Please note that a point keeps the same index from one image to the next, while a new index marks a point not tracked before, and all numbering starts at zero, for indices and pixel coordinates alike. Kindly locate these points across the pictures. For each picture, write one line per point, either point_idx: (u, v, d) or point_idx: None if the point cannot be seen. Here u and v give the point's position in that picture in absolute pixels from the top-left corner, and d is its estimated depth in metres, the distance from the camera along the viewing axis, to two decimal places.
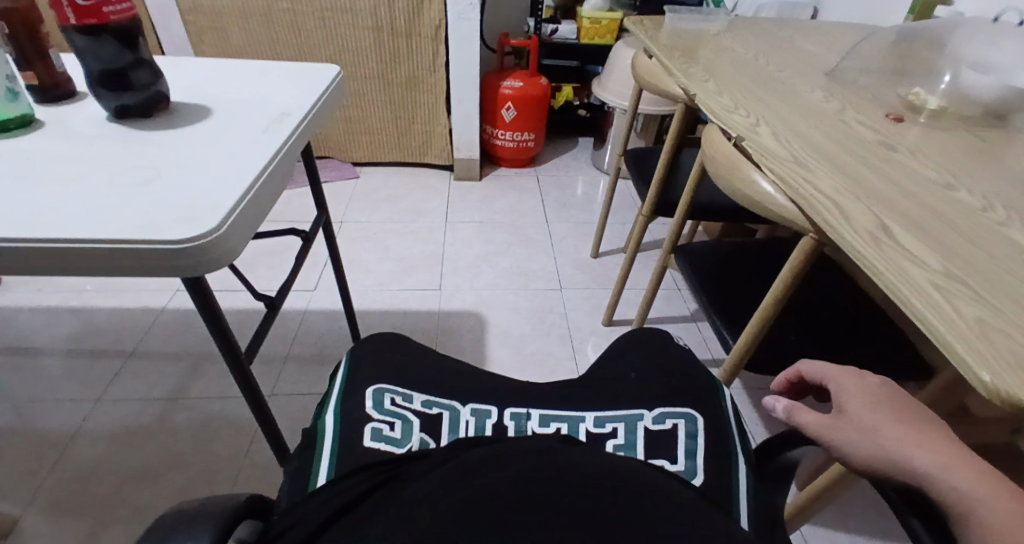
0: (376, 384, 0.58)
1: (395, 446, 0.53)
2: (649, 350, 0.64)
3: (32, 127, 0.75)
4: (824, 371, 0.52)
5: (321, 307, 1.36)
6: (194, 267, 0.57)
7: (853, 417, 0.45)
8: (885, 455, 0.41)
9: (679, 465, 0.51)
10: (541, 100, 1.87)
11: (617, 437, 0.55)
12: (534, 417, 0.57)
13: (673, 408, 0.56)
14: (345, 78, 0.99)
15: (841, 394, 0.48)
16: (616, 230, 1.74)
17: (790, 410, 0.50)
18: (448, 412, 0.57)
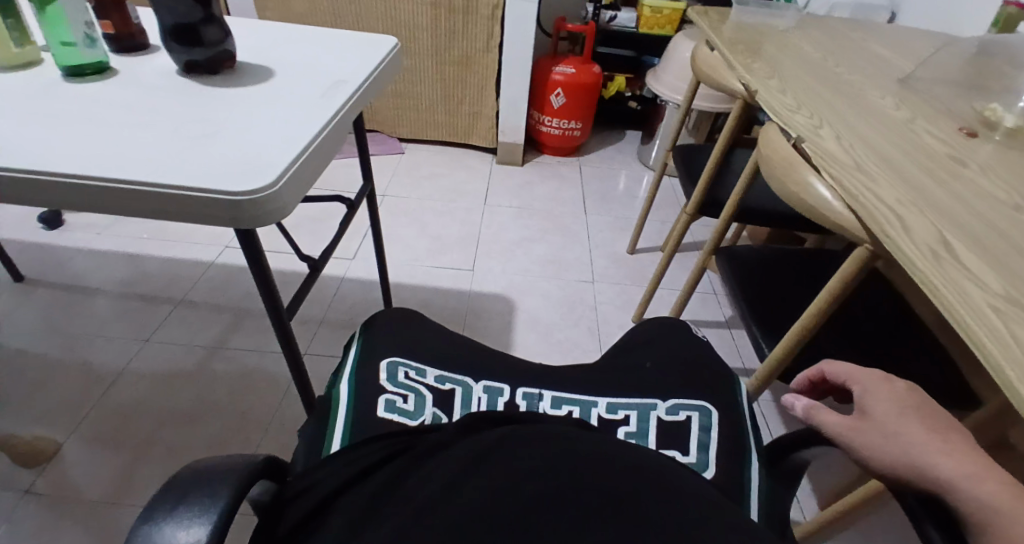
0: (391, 356, 0.59)
1: (408, 418, 0.53)
2: (669, 340, 0.63)
3: (106, 74, 0.78)
4: (848, 372, 0.50)
5: (358, 276, 1.39)
6: (249, 220, 0.58)
7: (877, 422, 0.43)
8: (910, 461, 0.39)
9: (691, 457, 0.51)
10: (592, 89, 1.84)
11: (629, 424, 0.54)
12: (546, 399, 0.57)
13: (687, 400, 0.55)
14: (402, 51, 0.99)
15: (865, 396, 0.46)
16: (655, 228, 1.71)
17: (811, 411, 0.48)
18: (461, 389, 0.58)
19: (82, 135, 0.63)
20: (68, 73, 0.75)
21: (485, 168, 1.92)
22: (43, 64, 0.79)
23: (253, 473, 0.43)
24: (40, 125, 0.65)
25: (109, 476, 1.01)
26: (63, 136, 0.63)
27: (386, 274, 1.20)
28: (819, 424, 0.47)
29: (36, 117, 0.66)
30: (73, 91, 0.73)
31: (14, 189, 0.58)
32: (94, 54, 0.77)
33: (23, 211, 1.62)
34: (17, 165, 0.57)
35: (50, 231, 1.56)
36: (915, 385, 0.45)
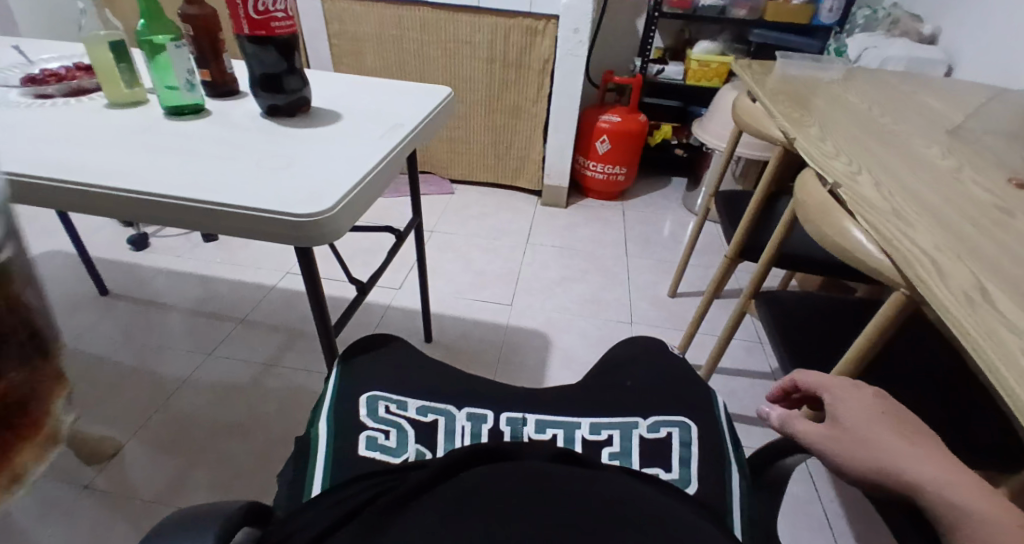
0: (372, 392, 0.60)
1: (389, 455, 0.53)
2: (653, 362, 0.64)
3: (201, 114, 0.92)
4: (816, 381, 0.53)
5: (403, 304, 1.46)
6: (310, 238, 0.66)
7: (848, 427, 0.46)
8: (883, 468, 0.42)
9: (673, 473, 0.51)
10: (637, 137, 1.90)
11: (613, 444, 0.55)
12: (530, 423, 0.58)
13: (667, 417, 0.57)
14: (455, 99, 1.09)
15: (835, 402, 0.49)
16: (698, 273, 1.71)
17: (785, 420, 0.51)
18: (444, 418, 0.58)
19: (164, 165, 0.74)
20: (171, 113, 0.89)
21: (531, 210, 1.99)
22: (147, 103, 0.94)
23: (237, 518, 0.40)
24: (140, 154, 0.76)
25: (163, 477, 1.09)
26: (148, 163, 0.74)
27: (428, 305, 1.26)
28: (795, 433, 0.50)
29: (141, 151, 0.77)
30: (171, 127, 0.86)
31: (121, 207, 0.68)
32: (193, 96, 0.91)
33: (116, 234, 1.81)
34: (118, 185, 0.67)
35: (137, 253, 1.74)
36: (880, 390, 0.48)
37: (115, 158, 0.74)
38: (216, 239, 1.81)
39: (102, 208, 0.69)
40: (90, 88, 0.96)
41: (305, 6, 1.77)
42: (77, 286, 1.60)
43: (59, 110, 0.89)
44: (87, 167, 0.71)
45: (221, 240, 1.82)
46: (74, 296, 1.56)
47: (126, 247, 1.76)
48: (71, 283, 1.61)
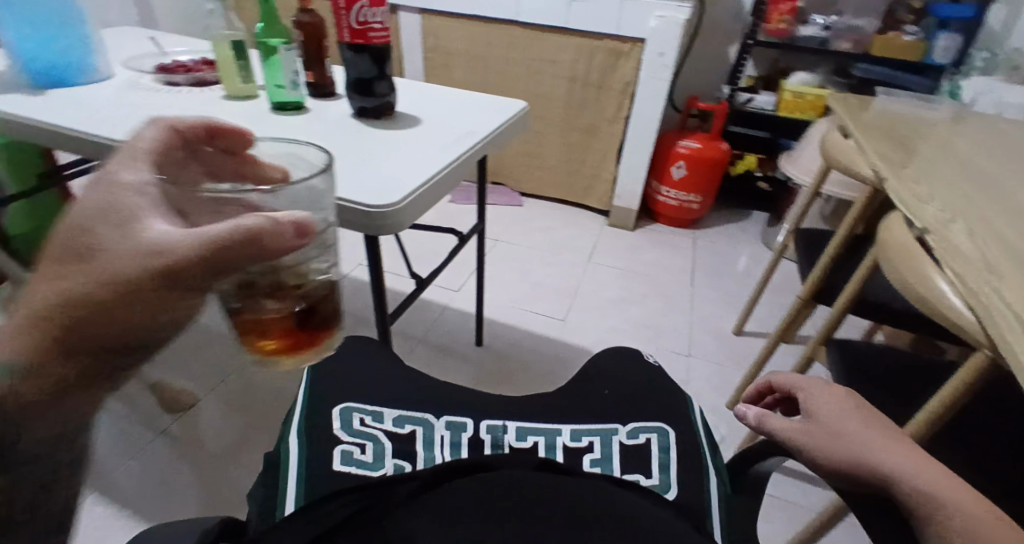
0: (344, 403, 0.56)
1: (367, 470, 0.50)
2: (617, 368, 0.65)
3: (301, 111, 1.02)
4: (793, 380, 0.57)
5: (460, 307, 1.50)
6: (377, 228, 0.72)
7: (826, 423, 0.49)
8: (862, 462, 0.44)
9: (654, 479, 0.51)
10: (717, 164, 1.85)
11: (593, 451, 0.55)
12: (510, 432, 0.56)
13: (645, 423, 0.57)
14: (528, 115, 1.12)
15: (809, 400, 0.52)
16: (768, 312, 1.62)
17: (762, 418, 0.54)
18: (423, 428, 0.56)
19: None
20: (276, 108, 1.01)
21: (597, 229, 1.98)
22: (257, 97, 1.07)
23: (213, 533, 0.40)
24: None
25: (227, 436, 1.19)
26: None
27: (483, 310, 1.29)
28: (771, 430, 0.52)
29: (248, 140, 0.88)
30: (273, 121, 0.97)
31: None
32: (296, 94, 1.02)
33: None
34: None
35: None
36: (851, 390, 0.52)
37: None
38: None
39: None
40: (210, 80, 1.11)
41: (405, 20, 1.89)
42: None
43: (189, 98, 1.04)
44: None
45: None
46: None
47: None
48: None
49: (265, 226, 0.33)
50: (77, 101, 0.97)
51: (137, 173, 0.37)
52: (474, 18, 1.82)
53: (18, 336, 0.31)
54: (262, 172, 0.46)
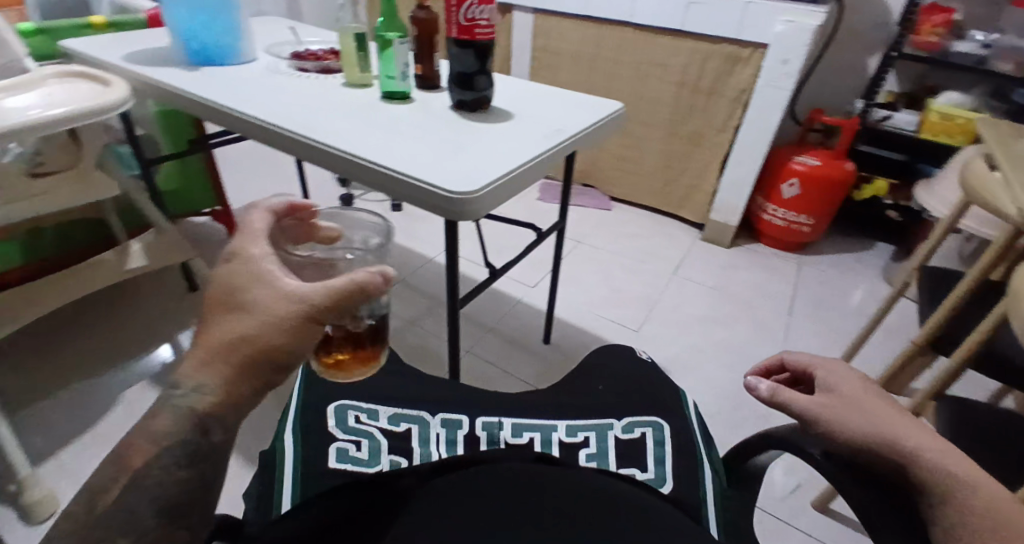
0: (340, 402, 0.62)
1: (362, 465, 0.56)
2: (612, 366, 0.71)
3: (406, 101, 1.10)
4: (812, 359, 0.55)
5: (533, 303, 1.52)
6: (456, 213, 0.78)
7: (850, 399, 0.47)
8: (883, 437, 0.43)
9: (649, 472, 0.57)
10: (836, 185, 1.68)
11: (588, 445, 0.60)
12: (506, 428, 0.61)
13: (640, 418, 0.63)
14: (625, 115, 1.11)
15: (829, 378, 0.51)
16: (875, 355, 1.44)
17: (777, 390, 0.50)
18: (418, 426, 0.61)
19: (357, 133, 0.93)
20: (385, 97, 1.10)
21: (690, 242, 1.89)
22: (372, 86, 1.16)
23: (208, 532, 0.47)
24: (351, 126, 0.95)
25: None
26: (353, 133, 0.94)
27: (555, 308, 1.29)
28: (788, 403, 0.49)
29: (358, 123, 0.98)
30: (380, 109, 1.05)
31: (339, 165, 0.88)
32: (404, 85, 1.09)
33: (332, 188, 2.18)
34: (334, 143, 0.89)
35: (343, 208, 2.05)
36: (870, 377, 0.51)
37: (333, 127, 0.95)
38: (401, 209, 2.07)
39: (323, 160, 0.91)
40: (334, 69, 1.22)
41: (519, 18, 1.93)
42: None
43: (314, 83, 1.15)
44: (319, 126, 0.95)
45: (404, 211, 2.07)
46: None
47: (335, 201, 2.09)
48: None
49: (369, 282, 0.41)
50: (223, 80, 1.11)
51: (261, 246, 0.43)
52: (586, 18, 1.81)
53: (217, 373, 0.39)
54: (325, 233, 0.51)
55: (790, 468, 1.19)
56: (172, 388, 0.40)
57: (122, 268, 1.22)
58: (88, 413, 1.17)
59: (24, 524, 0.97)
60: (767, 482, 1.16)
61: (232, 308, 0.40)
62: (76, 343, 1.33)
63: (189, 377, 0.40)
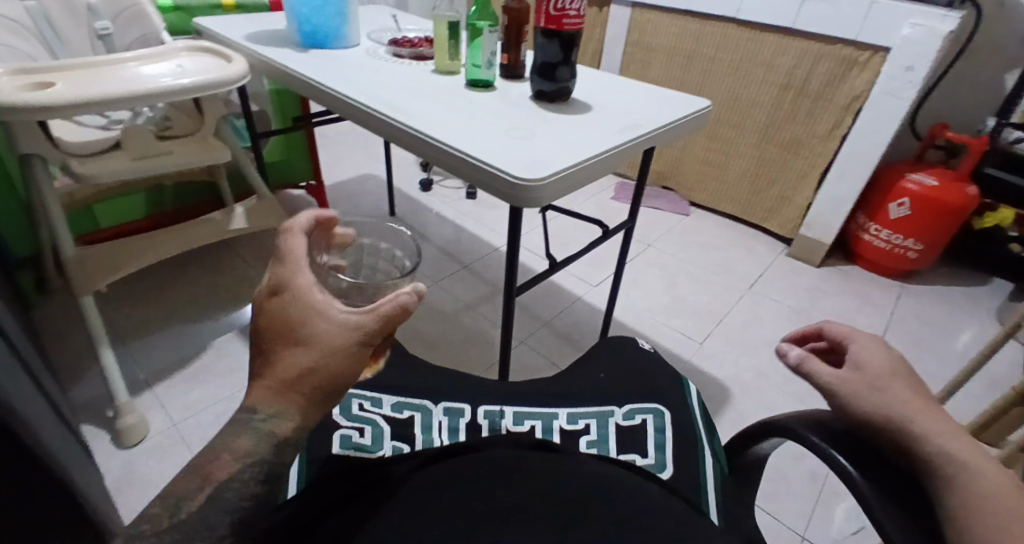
0: (342, 389, 0.62)
1: (366, 452, 0.56)
2: (618, 356, 0.71)
3: (489, 89, 1.12)
4: (845, 331, 0.55)
5: (592, 301, 1.50)
6: (519, 199, 0.79)
7: (869, 376, 0.48)
8: (889, 418, 0.46)
9: (649, 458, 0.59)
10: (954, 211, 1.50)
11: (589, 433, 0.61)
12: (508, 417, 0.61)
13: (639, 405, 0.63)
14: (710, 114, 1.06)
15: (859, 352, 0.51)
16: (977, 404, 1.28)
17: (805, 359, 0.53)
18: (419, 414, 0.61)
19: (433, 116, 0.97)
20: (469, 85, 1.13)
21: (772, 257, 1.77)
22: (457, 74, 1.20)
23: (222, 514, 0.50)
24: (432, 110, 1.00)
25: None
26: (429, 114, 0.98)
27: (612, 308, 1.27)
28: (813, 373, 0.52)
29: (436, 107, 1.02)
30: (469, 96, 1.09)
31: (417, 146, 0.93)
32: (488, 74, 1.12)
33: (414, 172, 2.27)
34: (413, 125, 0.93)
35: (421, 192, 2.13)
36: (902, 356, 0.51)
37: (415, 110, 0.99)
38: (475, 197, 2.12)
39: (403, 141, 0.96)
40: (427, 56, 1.27)
41: (617, 13, 1.90)
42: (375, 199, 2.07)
43: (406, 68, 1.21)
44: (400, 109, 1.00)
45: (478, 199, 2.12)
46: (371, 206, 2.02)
47: (416, 184, 2.18)
48: (374, 196, 2.08)
49: (408, 304, 0.43)
50: (329, 60, 1.21)
51: (305, 273, 0.44)
52: (687, 13, 1.74)
53: (277, 398, 0.41)
54: (342, 239, 0.51)
55: (852, 510, 1.09)
56: (246, 414, 0.41)
57: (225, 228, 1.36)
58: (180, 354, 1.32)
59: (116, 445, 1.10)
60: (822, 521, 1.06)
61: (291, 342, 0.41)
62: (176, 292, 1.49)
63: (260, 409, 0.41)
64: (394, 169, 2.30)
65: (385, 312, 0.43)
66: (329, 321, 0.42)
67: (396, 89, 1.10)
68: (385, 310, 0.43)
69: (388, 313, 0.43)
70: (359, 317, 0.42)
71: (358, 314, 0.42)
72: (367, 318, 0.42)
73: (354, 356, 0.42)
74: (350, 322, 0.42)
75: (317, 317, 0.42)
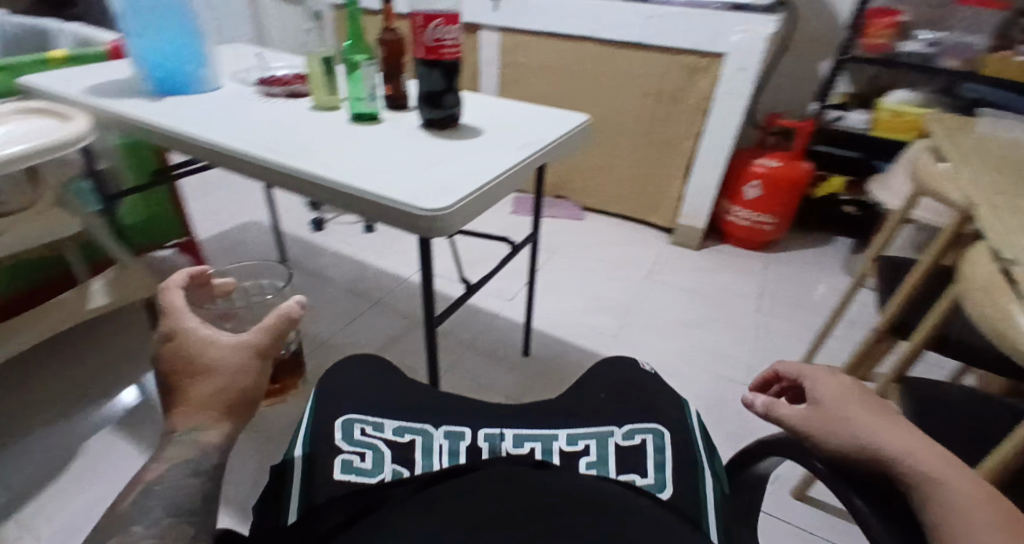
0: (347, 416, 0.65)
1: (367, 474, 0.57)
2: (616, 375, 0.74)
3: (376, 121, 1.10)
4: (799, 367, 0.55)
5: (510, 316, 1.53)
6: (428, 230, 0.79)
7: (826, 410, 0.47)
8: (858, 442, 0.43)
9: (649, 477, 0.58)
10: (795, 184, 1.75)
11: (588, 453, 0.62)
12: (506, 439, 0.64)
13: (640, 425, 0.65)
14: (590, 126, 1.14)
15: (814, 385, 0.51)
16: (843, 346, 1.50)
17: (769, 405, 0.52)
18: (420, 437, 0.63)
19: (322, 155, 0.93)
20: (353, 118, 1.10)
21: (660, 247, 1.94)
22: (339, 108, 1.17)
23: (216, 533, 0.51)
24: (319, 150, 0.95)
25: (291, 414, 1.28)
26: (318, 154, 0.94)
27: (532, 320, 1.31)
28: (779, 417, 0.50)
29: (321, 146, 0.98)
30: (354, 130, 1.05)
31: (309, 189, 0.89)
32: (372, 107, 1.10)
33: (302, 213, 2.16)
34: (303, 168, 0.89)
35: (314, 233, 2.03)
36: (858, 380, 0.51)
37: (301, 151, 0.95)
38: (373, 230, 2.07)
39: (293, 185, 0.90)
40: (303, 93, 1.22)
41: (486, 36, 1.97)
42: (264, 247, 1.93)
43: (281, 108, 1.15)
44: (285, 151, 0.94)
45: (377, 231, 2.07)
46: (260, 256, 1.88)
47: (306, 226, 2.07)
48: (262, 245, 1.94)
49: (291, 313, 0.51)
50: (194, 108, 1.11)
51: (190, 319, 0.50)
52: (551, 35, 1.86)
53: (192, 422, 0.44)
54: None
55: None
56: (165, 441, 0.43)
57: (81, 309, 1.19)
58: (51, 462, 1.12)
59: None
60: None
61: (194, 369, 0.46)
62: (34, 391, 1.27)
63: (178, 430, 0.44)
64: (281, 213, 2.16)
65: (273, 323, 0.50)
66: (224, 344, 0.48)
67: (272, 128, 1.06)
68: (271, 322, 0.50)
69: (274, 325, 0.50)
70: (250, 336, 0.49)
71: (249, 332, 0.49)
72: (257, 333, 0.49)
73: (256, 370, 0.48)
74: (244, 340, 0.49)
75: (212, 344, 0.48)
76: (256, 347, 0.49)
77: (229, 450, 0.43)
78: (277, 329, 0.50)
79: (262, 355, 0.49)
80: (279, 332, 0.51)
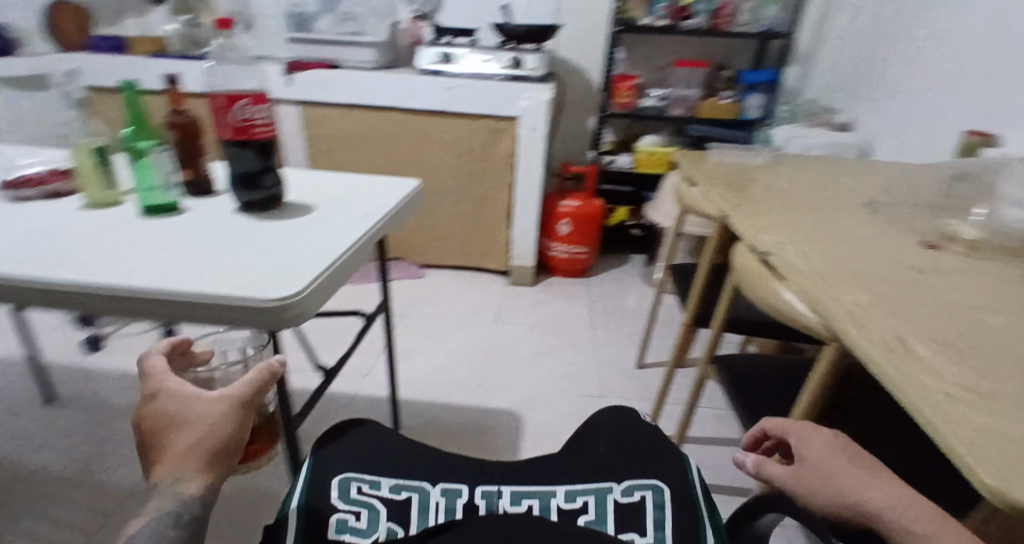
0: (345, 473, 0.63)
1: (362, 535, 0.57)
2: (616, 425, 0.73)
3: (175, 211, 0.97)
4: (787, 425, 0.59)
5: (369, 393, 1.45)
6: (274, 322, 0.70)
7: (813, 466, 0.52)
8: (847, 501, 0.47)
9: (648, 537, 0.58)
10: (595, 219, 2.05)
11: (588, 510, 0.62)
12: (505, 496, 0.64)
13: (641, 481, 0.64)
14: (422, 190, 1.19)
15: (801, 443, 0.55)
16: (663, 343, 1.77)
17: (761, 463, 0.56)
18: (418, 494, 0.63)
19: (115, 259, 0.78)
20: (144, 211, 0.95)
21: (497, 290, 2.05)
22: (120, 203, 1.00)
23: None
24: (110, 253, 0.80)
25: None
26: (107, 259, 0.79)
27: (395, 390, 1.26)
28: (770, 476, 0.54)
29: (111, 249, 0.82)
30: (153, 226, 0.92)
31: (97, 303, 0.73)
32: (168, 197, 0.98)
33: (69, 334, 1.75)
34: (90, 277, 0.72)
35: (94, 354, 1.66)
36: (840, 433, 0.55)
37: (89, 261, 0.77)
38: (175, 334, 1.78)
39: (86, 304, 0.73)
40: (63, 192, 1.02)
41: (283, 111, 1.91)
42: (23, 386, 1.51)
43: (37, 212, 0.94)
44: (63, 263, 0.76)
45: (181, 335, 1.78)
46: (19, 399, 1.47)
47: (81, 348, 1.69)
48: (19, 385, 1.52)
49: (275, 367, 0.57)
50: None
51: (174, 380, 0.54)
52: (353, 107, 1.88)
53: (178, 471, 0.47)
54: None
55: None
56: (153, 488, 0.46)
57: None
58: None
59: None
60: None
61: (178, 425, 0.50)
62: None
63: (163, 481, 0.46)
64: (39, 339, 1.73)
65: (258, 377, 0.55)
66: (212, 398, 0.52)
67: (58, 233, 0.88)
68: (255, 377, 0.55)
69: (257, 380, 0.55)
70: (235, 390, 0.53)
71: (233, 387, 0.54)
72: (242, 386, 0.54)
73: (242, 420, 0.52)
74: (229, 394, 0.53)
75: (199, 399, 0.52)
76: (240, 400, 0.53)
77: (209, 502, 0.47)
78: (260, 385, 0.55)
79: (247, 406, 0.53)
80: (262, 386, 0.55)
